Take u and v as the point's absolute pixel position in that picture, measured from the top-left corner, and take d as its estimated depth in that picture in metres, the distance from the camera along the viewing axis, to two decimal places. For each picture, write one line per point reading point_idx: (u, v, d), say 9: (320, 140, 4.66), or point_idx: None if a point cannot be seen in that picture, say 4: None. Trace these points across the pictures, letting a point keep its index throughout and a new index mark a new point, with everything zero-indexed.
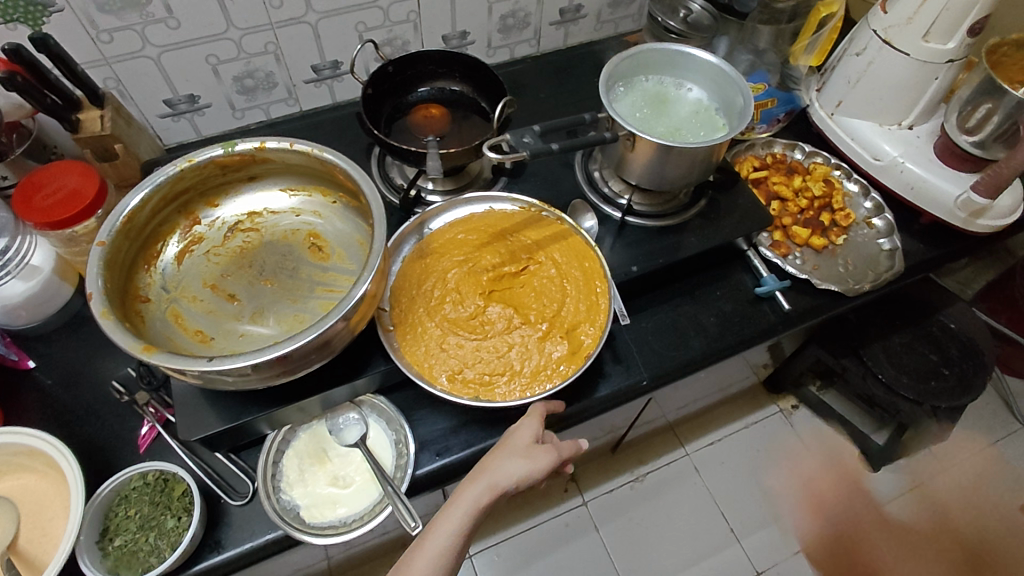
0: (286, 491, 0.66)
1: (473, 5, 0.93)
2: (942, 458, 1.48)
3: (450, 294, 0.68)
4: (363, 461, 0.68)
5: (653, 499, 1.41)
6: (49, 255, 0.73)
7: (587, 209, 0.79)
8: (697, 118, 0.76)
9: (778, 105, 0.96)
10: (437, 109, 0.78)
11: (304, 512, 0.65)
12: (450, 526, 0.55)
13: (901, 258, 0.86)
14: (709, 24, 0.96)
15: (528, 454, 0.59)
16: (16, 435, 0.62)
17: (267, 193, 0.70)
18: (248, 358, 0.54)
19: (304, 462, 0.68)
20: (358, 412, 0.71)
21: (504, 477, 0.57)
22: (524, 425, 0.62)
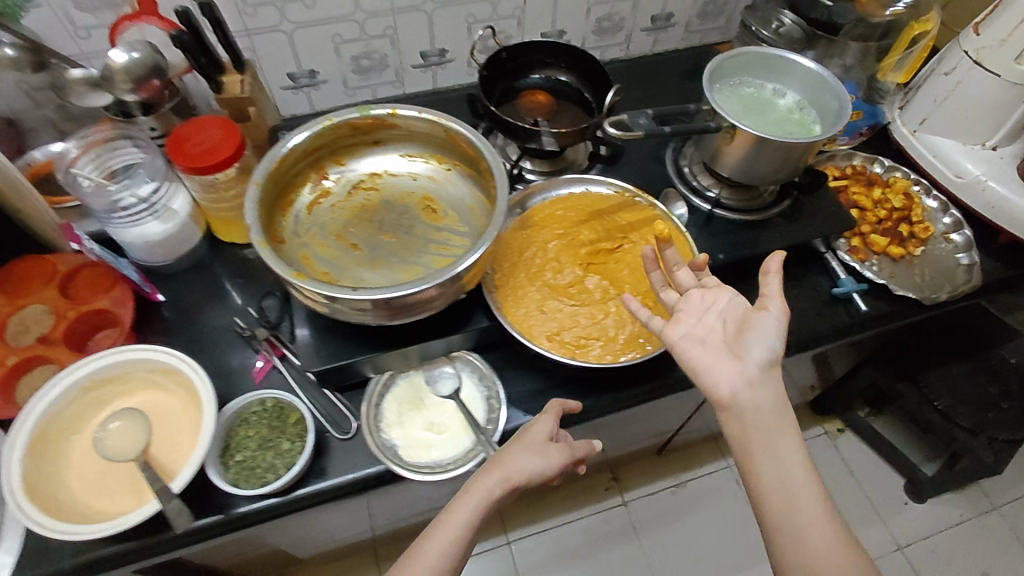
0: (386, 431, 0.71)
1: (575, 6, 1.00)
2: (992, 495, 1.46)
3: (550, 263, 0.73)
4: (458, 411, 0.73)
5: (694, 504, 1.43)
6: (186, 203, 0.81)
7: (678, 197, 0.82)
8: (791, 119, 0.80)
9: (863, 118, 0.99)
10: (544, 95, 0.83)
11: (402, 451, 0.70)
12: (461, 519, 0.60)
13: (980, 273, 0.87)
14: (800, 37, 1.00)
15: (544, 451, 0.63)
16: (156, 352, 0.69)
17: (389, 157, 0.75)
18: (377, 295, 0.60)
19: (403, 406, 0.73)
20: (453, 366, 0.76)
21: (516, 472, 0.61)
22: (540, 422, 0.66)
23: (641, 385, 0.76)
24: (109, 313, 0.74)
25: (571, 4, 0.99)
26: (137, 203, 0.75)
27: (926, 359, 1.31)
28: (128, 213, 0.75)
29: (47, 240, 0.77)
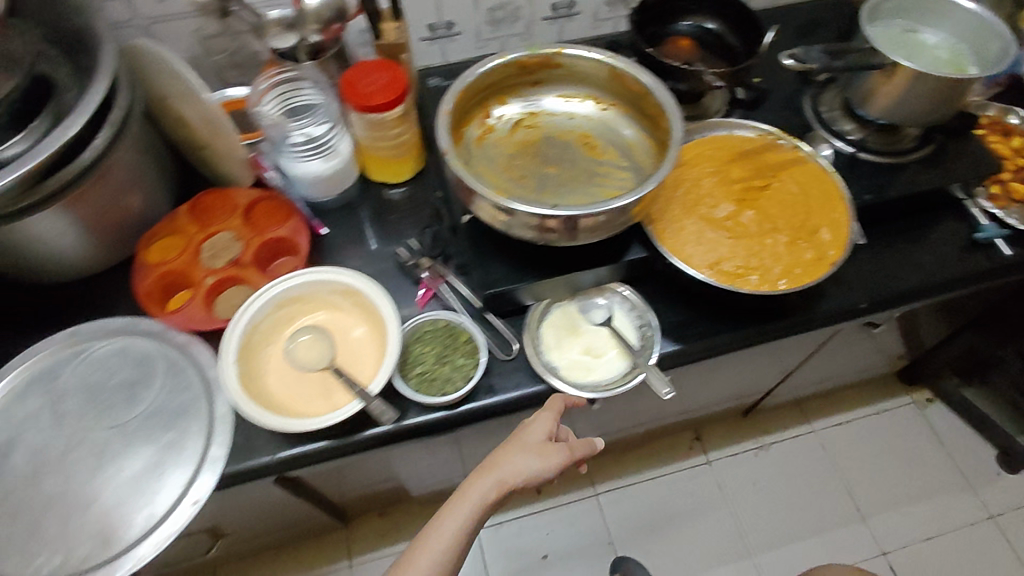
0: (547, 354, 0.76)
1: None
2: None
3: (704, 199, 0.76)
4: (612, 337, 0.77)
5: (778, 464, 1.56)
6: (350, 146, 0.85)
7: (824, 139, 0.85)
8: (947, 61, 0.80)
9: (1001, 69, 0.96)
10: (686, 42, 0.85)
11: (563, 372, 0.74)
12: (455, 523, 0.63)
13: None
14: None
15: (536, 451, 0.66)
16: (338, 274, 0.75)
17: (547, 96, 0.79)
18: (553, 212, 0.64)
19: (560, 331, 0.77)
20: (604, 297, 0.80)
21: (510, 474, 0.65)
22: (540, 419, 0.68)
23: (787, 319, 0.78)
24: (288, 241, 0.81)
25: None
26: (308, 139, 0.80)
27: None
28: (299, 148, 0.80)
29: (227, 175, 0.84)
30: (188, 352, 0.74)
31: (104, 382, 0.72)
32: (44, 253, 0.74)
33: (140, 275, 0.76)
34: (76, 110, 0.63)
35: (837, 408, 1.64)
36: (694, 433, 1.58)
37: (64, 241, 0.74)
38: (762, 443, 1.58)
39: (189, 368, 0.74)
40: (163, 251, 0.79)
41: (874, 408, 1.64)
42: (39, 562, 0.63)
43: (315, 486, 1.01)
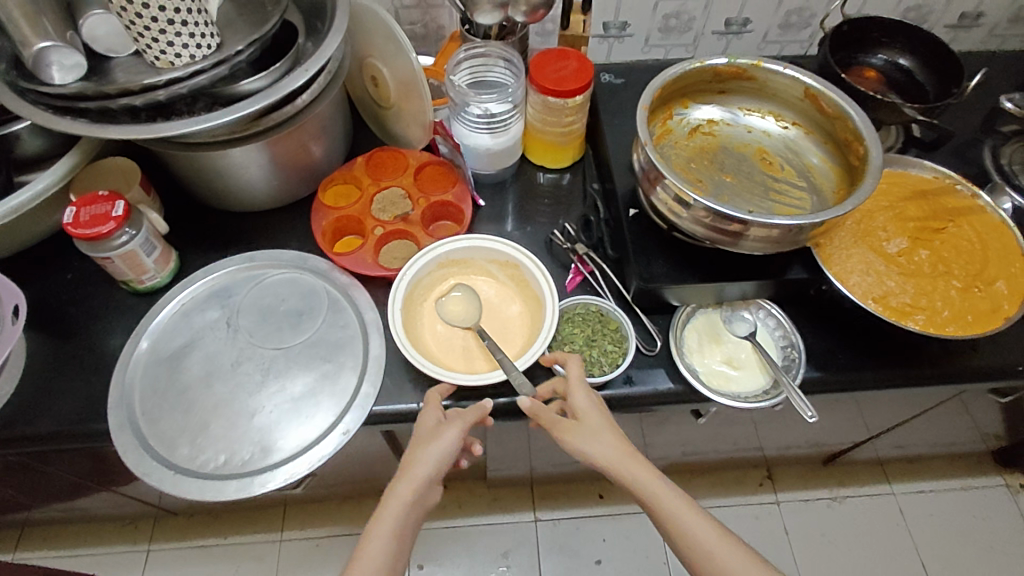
0: (688, 355, 0.77)
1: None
2: None
3: (877, 231, 0.76)
4: (754, 353, 0.77)
5: (850, 519, 1.51)
6: (519, 130, 0.87)
7: (1006, 191, 0.82)
8: None
9: None
10: (872, 73, 0.85)
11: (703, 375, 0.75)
12: (389, 527, 0.57)
13: None
14: None
15: (437, 437, 0.62)
16: (502, 244, 0.78)
17: (729, 107, 0.80)
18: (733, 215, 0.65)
19: (703, 338, 0.78)
20: (750, 314, 0.80)
21: (424, 472, 0.60)
22: (429, 412, 0.66)
23: (937, 367, 0.75)
24: (451, 206, 0.85)
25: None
26: (486, 113, 0.83)
27: None
28: (475, 120, 0.83)
29: (403, 137, 0.89)
30: (349, 295, 0.79)
31: (274, 307, 0.78)
32: (238, 183, 0.79)
33: (319, 215, 0.82)
34: (316, 56, 0.68)
35: (923, 476, 1.57)
36: (766, 471, 1.54)
37: (261, 173, 0.79)
38: (837, 497, 1.53)
39: (349, 309, 0.78)
40: (336, 197, 0.85)
41: (963, 483, 1.56)
42: (205, 458, 0.68)
43: None
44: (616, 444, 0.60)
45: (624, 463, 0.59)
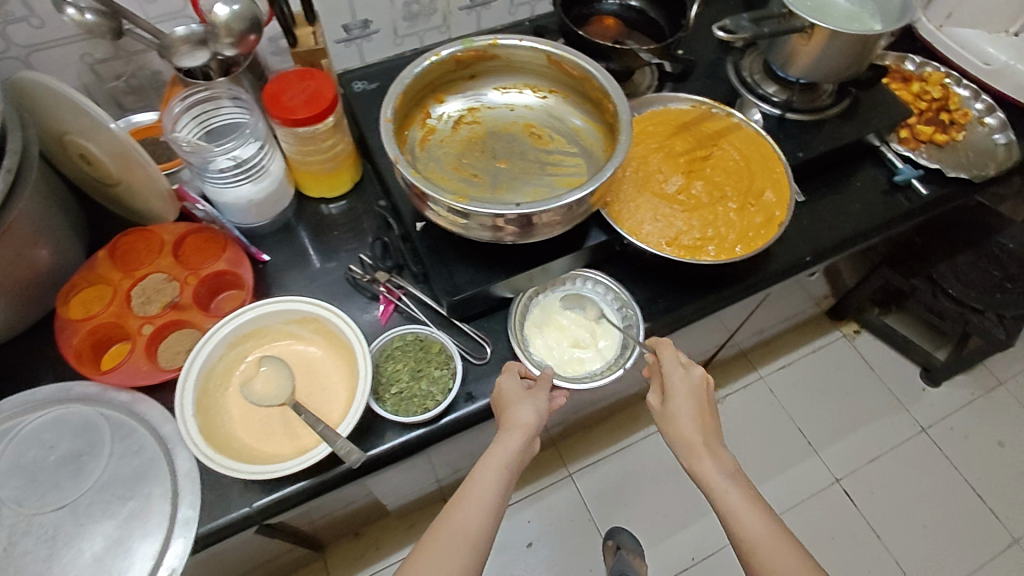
0: (532, 346, 0.75)
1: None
2: (999, 373, 1.74)
3: (654, 175, 0.78)
4: (596, 327, 0.78)
5: (733, 414, 1.65)
6: (280, 167, 0.78)
7: (752, 105, 0.88)
8: (854, 17, 0.85)
9: None
10: (611, 21, 0.86)
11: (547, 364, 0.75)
12: (489, 485, 0.59)
13: (1017, 150, 0.96)
14: None
15: (527, 396, 0.65)
16: (294, 302, 0.70)
17: (485, 90, 0.77)
18: (511, 210, 0.62)
19: (545, 320, 0.77)
20: (588, 284, 0.79)
21: (525, 421, 0.63)
22: (507, 375, 0.68)
23: (740, 283, 0.80)
24: (228, 274, 0.75)
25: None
26: (233, 164, 0.73)
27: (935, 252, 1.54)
28: (223, 174, 0.73)
29: (147, 212, 0.76)
30: (136, 412, 0.68)
31: (43, 461, 0.65)
32: None
33: (65, 335, 0.69)
34: None
35: (778, 353, 1.75)
36: None
37: None
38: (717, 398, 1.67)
39: (139, 429, 0.67)
40: (86, 304, 0.71)
41: (811, 347, 1.76)
42: None
43: (290, 525, 0.96)
44: (685, 415, 0.65)
45: (692, 447, 0.64)
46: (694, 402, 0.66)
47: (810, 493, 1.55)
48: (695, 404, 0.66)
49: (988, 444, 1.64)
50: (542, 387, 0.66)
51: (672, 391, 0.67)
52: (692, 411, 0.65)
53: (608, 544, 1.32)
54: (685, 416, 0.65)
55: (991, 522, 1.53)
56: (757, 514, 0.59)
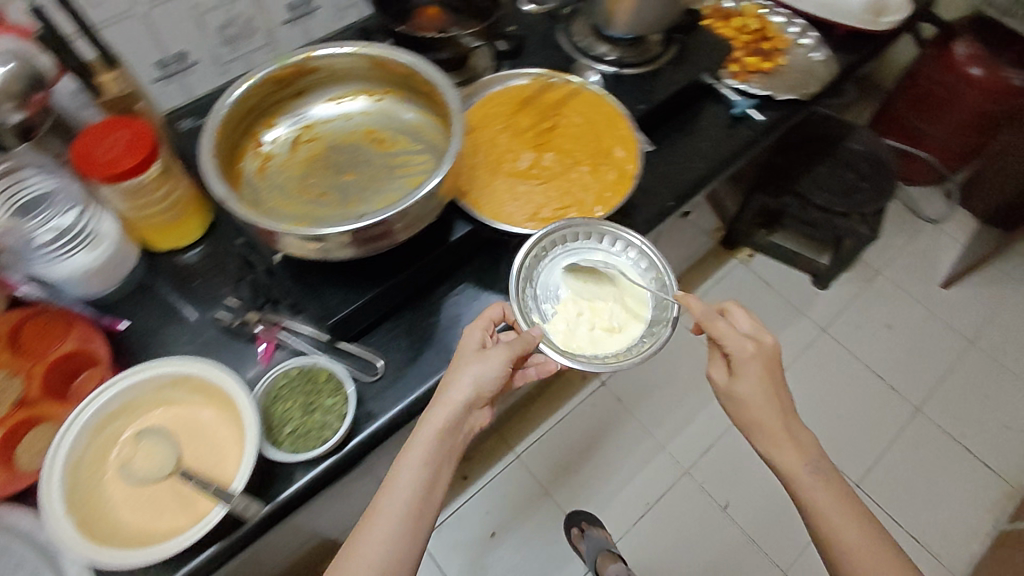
0: (540, 282, 0.72)
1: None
2: (875, 265, 1.93)
3: (505, 155, 0.78)
4: (621, 309, 0.72)
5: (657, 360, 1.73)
6: (114, 223, 0.73)
7: (588, 67, 0.90)
8: None
9: None
10: (435, 11, 0.85)
11: (544, 307, 0.71)
12: (416, 473, 0.59)
13: (832, 64, 1.04)
14: None
15: (482, 357, 0.63)
16: (158, 367, 0.65)
17: (316, 104, 0.75)
18: (359, 224, 0.61)
19: (574, 266, 0.74)
20: (644, 260, 0.75)
21: (460, 394, 0.61)
22: (472, 330, 0.66)
23: None
24: (81, 353, 0.69)
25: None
26: (57, 235, 0.67)
27: (796, 169, 1.71)
28: (48, 249, 0.67)
29: None
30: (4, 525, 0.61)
31: None
32: None
33: None
34: None
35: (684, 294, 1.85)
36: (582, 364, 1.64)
37: None
38: None
39: (13, 539, 0.61)
40: None
41: (713, 279, 1.87)
42: None
43: None
44: (761, 405, 0.69)
45: (774, 442, 0.69)
46: (769, 386, 0.69)
47: None
48: (763, 394, 0.69)
49: (878, 329, 1.81)
50: (501, 347, 0.63)
51: (741, 374, 0.69)
52: (760, 406, 0.69)
53: (574, 532, 1.32)
54: (756, 404, 0.69)
55: (895, 398, 1.69)
56: (845, 511, 0.66)
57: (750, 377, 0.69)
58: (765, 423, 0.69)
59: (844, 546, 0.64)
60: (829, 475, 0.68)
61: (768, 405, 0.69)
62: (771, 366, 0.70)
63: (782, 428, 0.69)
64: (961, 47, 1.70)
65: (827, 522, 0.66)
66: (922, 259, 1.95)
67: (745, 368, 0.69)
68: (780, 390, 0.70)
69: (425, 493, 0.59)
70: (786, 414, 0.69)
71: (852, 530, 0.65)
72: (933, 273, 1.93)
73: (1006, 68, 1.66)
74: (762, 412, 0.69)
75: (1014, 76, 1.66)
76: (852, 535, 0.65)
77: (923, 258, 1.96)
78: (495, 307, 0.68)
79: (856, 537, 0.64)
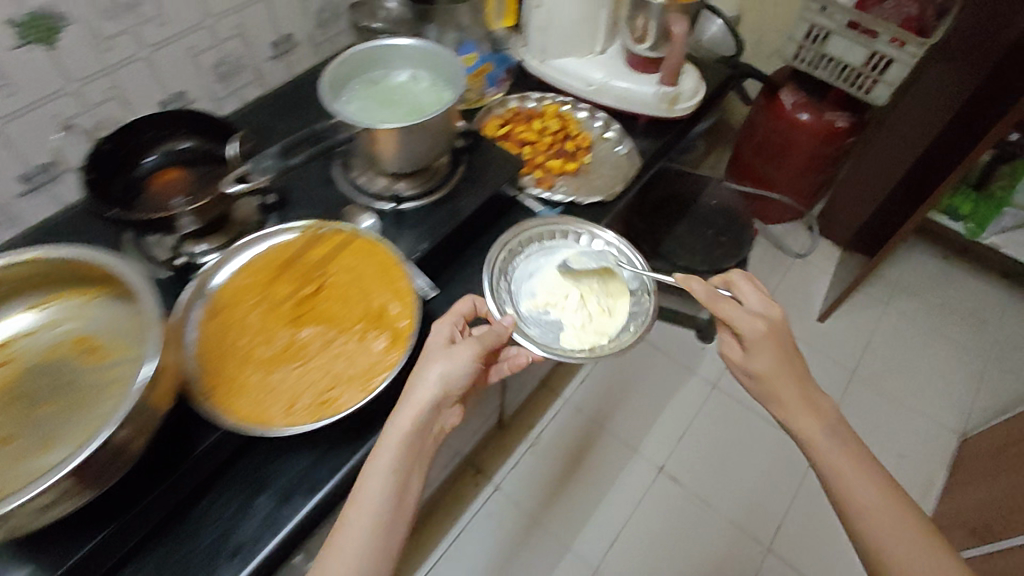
0: (513, 273, 0.96)
1: (178, 62, 0.98)
2: None
3: (260, 338, 0.74)
4: (598, 287, 0.95)
5: (550, 449, 1.66)
6: None
7: (360, 210, 0.87)
8: (422, 92, 0.92)
9: (496, 66, 1.17)
10: (173, 171, 0.89)
11: (557, 287, 0.95)
12: (380, 474, 0.74)
13: (637, 154, 1.07)
14: (412, 18, 1.15)
15: (452, 355, 0.79)
16: None
17: (15, 315, 0.76)
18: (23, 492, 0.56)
19: (580, 256, 0.98)
20: (611, 251, 0.99)
21: (421, 397, 0.77)
22: (443, 326, 0.85)
23: None
24: None
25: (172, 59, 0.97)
26: None
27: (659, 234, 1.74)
28: None
29: None
30: None
31: None
32: None
33: None
34: None
35: (573, 372, 1.80)
36: (473, 467, 1.63)
37: None
38: (533, 440, 1.67)
39: None
40: None
41: None
42: None
43: None
44: (778, 374, 0.92)
45: (791, 411, 0.92)
46: (784, 364, 0.92)
47: (640, 494, 1.60)
48: (777, 366, 0.92)
49: None
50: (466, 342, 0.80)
51: (751, 340, 0.91)
52: (777, 375, 0.92)
53: None
54: (760, 370, 0.94)
55: (790, 446, 1.69)
56: (865, 484, 0.84)
57: (756, 337, 0.91)
58: (782, 399, 0.93)
59: (857, 503, 0.84)
60: (810, 426, 0.91)
61: (765, 370, 0.92)
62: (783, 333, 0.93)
63: (790, 395, 0.92)
64: (787, 96, 1.81)
65: (841, 478, 0.86)
66: (795, 296, 2.00)
67: (756, 341, 0.91)
68: (797, 365, 0.93)
69: (399, 482, 0.74)
70: (802, 386, 0.92)
71: (861, 475, 0.85)
72: (807, 308, 1.97)
73: (829, 111, 1.77)
74: (767, 378, 0.93)
75: (837, 118, 1.77)
76: (864, 496, 0.84)
77: (796, 295, 2.00)
78: (466, 303, 0.88)
79: (866, 493, 0.84)
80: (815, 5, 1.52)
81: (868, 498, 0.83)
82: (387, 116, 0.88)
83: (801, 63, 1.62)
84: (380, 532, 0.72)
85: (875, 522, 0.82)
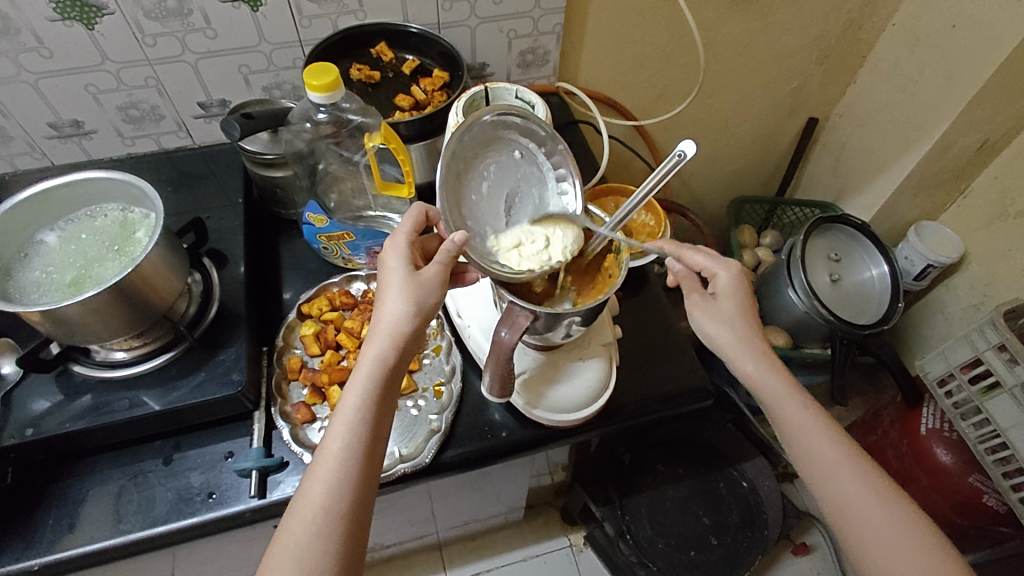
0: (478, 168, 0.62)
1: (71, 95, 0.86)
2: None
3: None
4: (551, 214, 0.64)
5: None
6: None
7: (11, 350, 0.69)
8: (116, 241, 0.68)
9: (362, 239, 0.83)
10: None
11: (479, 198, 0.62)
12: (353, 408, 0.56)
13: (439, 442, 0.74)
14: (300, 147, 0.80)
15: (418, 280, 0.60)
16: None
17: None
18: None
19: (497, 159, 0.63)
20: (564, 165, 0.65)
21: (393, 320, 0.58)
22: (394, 252, 0.62)
23: None
24: None
25: (63, 90, 0.85)
26: None
27: (641, 480, 1.33)
28: None
29: None
30: None
31: None
32: None
33: None
34: None
35: (479, 555, 1.52)
36: None
37: None
38: None
39: None
40: None
41: (521, 554, 1.53)
42: None
43: None
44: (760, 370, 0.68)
45: (781, 400, 0.67)
46: (742, 331, 0.69)
47: None
48: (732, 322, 0.69)
49: None
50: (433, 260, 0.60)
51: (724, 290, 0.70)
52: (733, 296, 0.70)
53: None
54: (726, 334, 0.69)
55: None
56: (883, 510, 0.61)
57: (731, 290, 0.70)
58: (759, 383, 0.68)
59: (865, 529, 0.61)
60: (783, 395, 0.67)
61: (736, 312, 0.70)
62: (749, 301, 0.71)
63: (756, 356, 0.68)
64: (926, 415, 1.22)
65: (824, 462, 0.64)
66: None
67: (721, 309, 0.70)
68: (760, 334, 0.70)
69: (375, 428, 0.57)
70: (766, 346, 0.69)
71: (832, 447, 0.64)
72: None
73: (976, 473, 1.15)
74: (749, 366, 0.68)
75: (986, 492, 1.14)
76: (854, 479, 0.63)
77: None
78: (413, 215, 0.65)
79: (867, 497, 0.62)
80: (993, 337, 0.97)
81: (843, 471, 0.63)
82: (71, 270, 0.65)
83: (953, 401, 1.07)
84: (358, 474, 0.55)
85: (867, 527, 0.61)
